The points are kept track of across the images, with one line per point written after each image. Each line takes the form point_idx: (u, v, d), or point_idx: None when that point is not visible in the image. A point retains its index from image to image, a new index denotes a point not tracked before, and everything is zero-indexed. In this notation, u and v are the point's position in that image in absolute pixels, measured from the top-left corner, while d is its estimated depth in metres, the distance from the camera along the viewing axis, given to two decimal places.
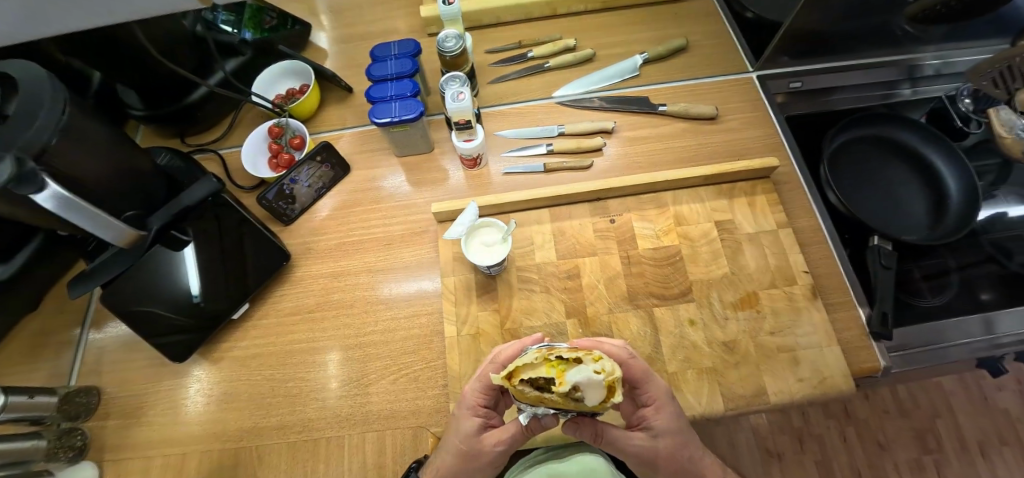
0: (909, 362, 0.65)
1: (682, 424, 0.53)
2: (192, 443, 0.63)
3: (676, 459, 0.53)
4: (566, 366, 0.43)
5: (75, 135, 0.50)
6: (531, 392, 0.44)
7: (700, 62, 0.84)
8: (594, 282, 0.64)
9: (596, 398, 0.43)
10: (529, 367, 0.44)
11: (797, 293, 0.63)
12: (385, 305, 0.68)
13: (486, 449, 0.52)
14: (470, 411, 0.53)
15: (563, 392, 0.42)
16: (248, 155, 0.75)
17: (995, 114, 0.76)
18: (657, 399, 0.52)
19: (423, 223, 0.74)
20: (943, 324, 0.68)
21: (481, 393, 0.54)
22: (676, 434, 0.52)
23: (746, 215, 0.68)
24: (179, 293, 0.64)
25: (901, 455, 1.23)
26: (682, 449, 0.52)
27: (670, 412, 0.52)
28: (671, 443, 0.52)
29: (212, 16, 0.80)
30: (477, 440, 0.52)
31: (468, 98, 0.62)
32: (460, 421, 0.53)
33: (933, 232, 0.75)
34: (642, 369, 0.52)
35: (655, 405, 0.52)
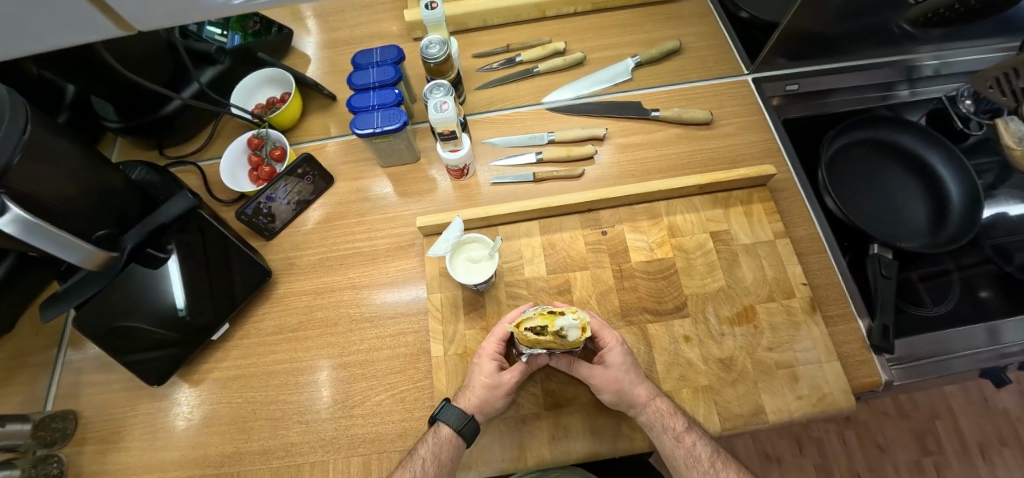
0: (912, 375, 0.63)
1: (628, 359, 0.54)
2: (171, 469, 0.61)
3: (622, 392, 0.52)
4: (557, 314, 0.48)
5: (38, 153, 0.47)
6: (530, 335, 0.46)
7: (694, 65, 0.82)
8: (585, 297, 0.62)
9: (580, 341, 0.47)
10: (527, 318, 0.48)
11: (796, 306, 0.61)
12: (371, 323, 0.66)
13: (509, 382, 0.54)
14: (490, 355, 0.57)
15: (555, 332, 0.46)
16: (228, 170, 0.73)
17: (1005, 125, 0.74)
18: (603, 331, 0.55)
19: (410, 236, 0.72)
20: (947, 333, 0.66)
21: (498, 341, 0.57)
22: (625, 371, 0.53)
23: (743, 225, 0.66)
24: (164, 305, 0.63)
25: (901, 458, 1.22)
26: (627, 380, 0.53)
27: (621, 349, 0.55)
28: (620, 374, 0.53)
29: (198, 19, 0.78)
30: (499, 376, 0.55)
31: (451, 108, 0.59)
32: (481, 364, 0.56)
33: (935, 238, 0.73)
34: (599, 320, 0.57)
35: (607, 345, 0.55)
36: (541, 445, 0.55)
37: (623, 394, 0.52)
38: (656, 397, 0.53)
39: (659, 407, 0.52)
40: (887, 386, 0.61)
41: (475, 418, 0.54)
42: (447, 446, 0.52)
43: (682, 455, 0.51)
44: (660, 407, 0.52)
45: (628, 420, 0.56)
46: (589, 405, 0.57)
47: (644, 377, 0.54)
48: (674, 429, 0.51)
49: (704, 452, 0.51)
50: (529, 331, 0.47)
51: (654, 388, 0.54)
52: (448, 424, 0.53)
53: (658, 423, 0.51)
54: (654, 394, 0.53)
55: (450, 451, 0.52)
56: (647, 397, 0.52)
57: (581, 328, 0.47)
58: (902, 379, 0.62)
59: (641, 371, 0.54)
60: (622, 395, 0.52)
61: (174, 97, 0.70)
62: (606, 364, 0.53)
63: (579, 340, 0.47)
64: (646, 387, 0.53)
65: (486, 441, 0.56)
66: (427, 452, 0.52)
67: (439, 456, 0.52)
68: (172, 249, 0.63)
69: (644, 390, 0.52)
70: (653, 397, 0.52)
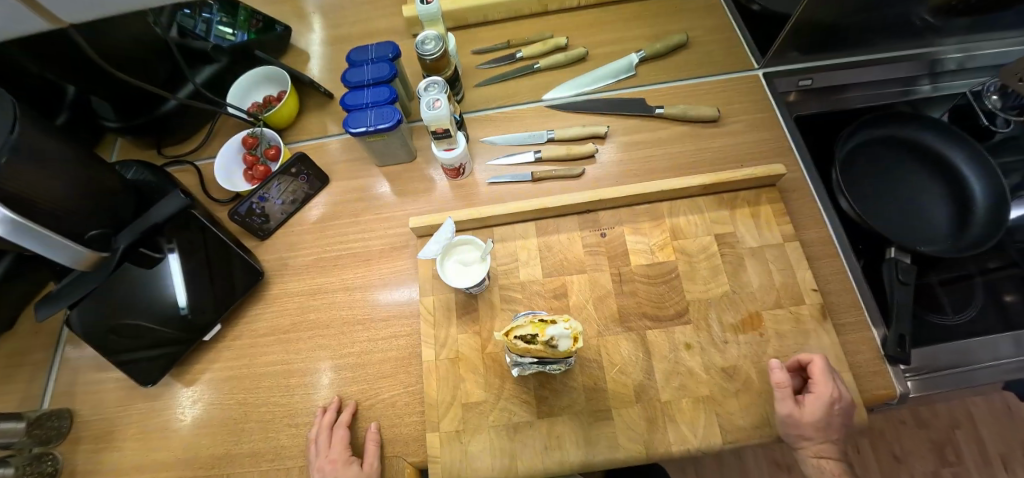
0: (931, 386, 0.59)
1: (831, 418, 0.50)
2: (162, 470, 0.61)
3: (799, 437, 0.51)
4: (549, 322, 0.45)
5: (28, 154, 0.47)
6: (520, 345, 0.44)
7: (701, 60, 0.79)
8: (583, 301, 0.60)
9: (572, 352, 0.44)
10: (518, 325, 0.46)
11: (805, 313, 0.57)
12: (363, 325, 0.65)
13: (375, 463, 0.55)
14: (342, 462, 0.53)
15: (545, 342, 0.43)
16: (222, 167, 0.72)
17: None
18: (820, 383, 0.50)
19: (404, 236, 0.70)
20: (967, 343, 0.62)
21: (341, 442, 0.55)
22: (818, 424, 0.50)
23: (750, 227, 0.62)
24: (166, 303, 0.62)
25: (919, 468, 1.17)
26: (811, 433, 0.51)
27: (834, 407, 0.50)
28: (808, 426, 0.50)
29: (210, 16, 0.79)
30: (365, 468, 0.54)
31: (444, 105, 0.58)
32: (342, 475, 0.52)
33: (956, 242, 0.68)
34: (826, 371, 0.51)
35: (818, 396, 0.50)
36: (533, 455, 0.53)
37: (799, 437, 0.51)
38: (824, 457, 0.52)
39: (822, 466, 0.52)
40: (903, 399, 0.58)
41: None
42: None
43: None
44: (826, 466, 0.52)
45: (625, 431, 0.53)
46: (582, 414, 0.54)
47: (829, 438, 0.51)
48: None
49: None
50: (519, 339, 0.45)
51: (829, 450, 0.52)
52: None
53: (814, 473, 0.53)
54: (825, 455, 0.52)
55: None
56: (814, 453, 0.52)
57: (573, 338, 0.44)
58: (921, 391, 0.58)
59: (832, 432, 0.51)
60: (797, 439, 0.52)
61: (172, 97, 0.71)
62: (800, 409, 0.50)
63: (571, 350, 0.44)
64: (820, 444, 0.52)
65: (476, 449, 0.54)
66: None
67: None
68: (171, 247, 0.63)
69: (813, 448, 0.52)
70: (820, 456, 0.52)
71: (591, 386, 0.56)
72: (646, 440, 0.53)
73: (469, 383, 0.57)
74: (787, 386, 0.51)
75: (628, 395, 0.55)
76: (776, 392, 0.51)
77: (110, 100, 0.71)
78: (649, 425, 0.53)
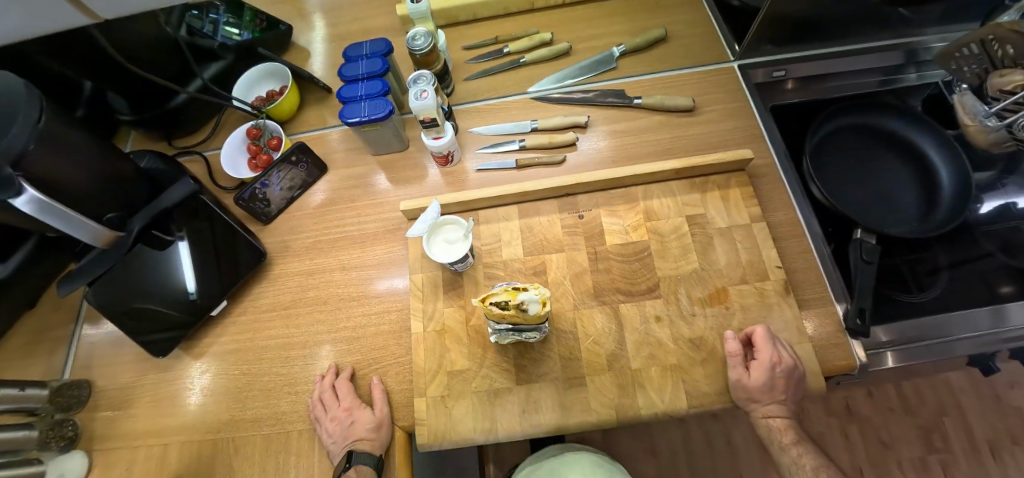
0: (912, 356, 0.63)
1: (776, 382, 0.55)
2: (173, 435, 0.66)
3: (749, 401, 0.56)
4: (521, 289, 0.50)
5: (53, 142, 0.52)
6: (495, 310, 0.49)
7: (679, 53, 0.83)
8: (561, 277, 0.64)
9: (542, 315, 0.50)
10: (493, 293, 0.50)
11: (769, 288, 0.61)
12: (358, 302, 0.70)
13: (386, 411, 0.61)
14: (353, 407, 0.60)
15: (516, 305, 0.48)
16: (229, 155, 0.77)
17: (960, 100, 0.71)
18: (763, 349, 0.55)
19: (397, 220, 0.75)
20: (949, 316, 0.65)
21: (348, 392, 0.61)
22: (764, 387, 0.54)
23: (719, 209, 0.66)
24: (176, 289, 0.68)
25: (905, 454, 1.19)
26: (758, 395, 0.55)
27: (778, 371, 0.54)
28: (755, 390, 0.54)
29: (217, 18, 0.85)
30: (376, 412, 0.60)
31: (431, 96, 0.62)
32: (356, 416, 0.59)
33: (924, 223, 0.71)
34: (768, 339, 0.56)
35: (760, 362, 0.55)
36: (512, 418, 0.57)
37: (752, 401, 0.55)
38: (773, 416, 0.57)
39: (771, 424, 0.57)
40: (884, 366, 0.63)
41: (377, 453, 0.58)
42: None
43: (784, 460, 0.58)
44: (774, 424, 0.57)
45: (597, 395, 0.57)
46: (558, 381, 0.59)
47: (776, 400, 0.56)
48: (778, 439, 0.57)
49: (809, 464, 0.56)
50: (494, 306, 0.49)
51: (778, 411, 0.57)
52: (364, 465, 0.55)
53: (765, 430, 0.58)
54: (773, 415, 0.56)
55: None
56: (763, 414, 0.57)
57: (542, 302, 0.49)
58: (900, 361, 0.63)
59: (779, 394, 0.55)
60: (747, 402, 0.56)
61: (181, 91, 0.77)
62: (748, 374, 0.55)
63: (541, 313, 0.49)
64: (768, 406, 0.56)
65: (458, 413, 0.58)
66: None
67: None
68: (182, 234, 0.69)
69: (762, 409, 0.56)
70: (769, 416, 0.57)
71: (566, 356, 0.60)
72: (616, 404, 0.57)
73: (453, 353, 0.61)
74: (739, 355, 0.55)
75: (601, 363, 0.59)
76: (729, 361, 0.55)
77: (127, 95, 0.78)
78: (620, 391, 0.57)
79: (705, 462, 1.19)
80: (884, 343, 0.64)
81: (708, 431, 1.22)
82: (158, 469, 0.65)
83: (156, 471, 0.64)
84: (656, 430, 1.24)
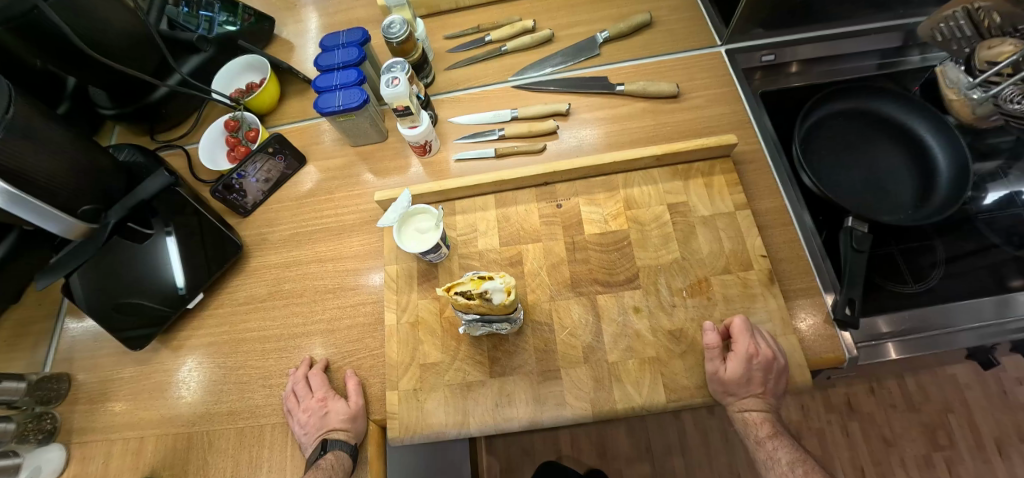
0: (911, 348, 0.60)
1: (755, 374, 0.53)
2: (149, 427, 0.66)
3: (725, 394, 0.54)
4: (486, 278, 0.49)
5: (20, 133, 0.52)
6: (460, 300, 0.48)
7: (665, 38, 0.80)
8: (537, 268, 0.62)
9: (507, 304, 0.48)
10: (459, 282, 0.49)
11: (752, 278, 0.59)
12: (333, 294, 0.69)
13: (361, 401, 0.60)
14: (327, 397, 0.59)
15: (480, 294, 0.48)
16: (206, 147, 0.76)
17: (945, 73, 0.71)
18: (740, 341, 0.53)
19: (375, 211, 0.74)
20: (951, 306, 0.63)
21: (320, 383, 0.60)
22: (742, 379, 0.52)
23: (702, 197, 0.64)
24: (164, 284, 0.68)
25: (909, 452, 1.15)
26: (735, 388, 0.53)
27: (756, 363, 0.52)
28: (732, 383, 0.52)
29: (211, 16, 0.84)
30: (351, 403, 0.59)
31: (402, 83, 0.60)
32: (330, 405, 0.58)
33: (920, 209, 0.69)
34: (746, 329, 0.54)
35: (738, 354, 0.52)
36: (483, 411, 0.56)
37: (730, 393, 0.53)
38: (750, 410, 0.54)
39: (748, 418, 0.55)
40: (885, 358, 0.60)
41: (352, 442, 0.57)
42: (336, 469, 0.53)
43: (761, 456, 0.55)
44: (752, 417, 0.55)
45: (572, 387, 0.55)
46: (532, 374, 0.57)
47: (754, 392, 0.54)
48: (754, 434, 0.55)
49: (785, 460, 0.53)
50: (460, 295, 0.49)
51: (757, 404, 0.55)
52: (338, 452, 0.54)
53: (741, 424, 0.56)
54: (750, 408, 0.54)
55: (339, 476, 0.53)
56: (740, 407, 0.55)
57: (507, 291, 0.48)
58: (902, 353, 0.60)
59: (756, 386, 0.53)
60: (724, 396, 0.54)
61: (160, 84, 0.77)
62: (724, 366, 0.53)
63: (506, 303, 0.48)
64: (745, 399, 0.54)
65: (430, 406, 0.57)
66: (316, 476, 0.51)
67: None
68: (169, 231, 0.69)
69: (739, 403, 0.54)
70: (746, 410, 0.55)
71: (541, 348, 0.58)
72: (592, 398, 0.54)
73: (426, 345, 0.60)
74: (717, 347, 0.53)
75: (577, 356, 0.57)
76: (706, 352, 0.53)
77: (107, 88, 0.77)
78: (596, 384, 0.55)
79: (701, 460, 1.17)
80: (884, 334, 0.61)
81: (704, 427, 1.20)
82: (133, 462, 0.64)
83: (132, 463, 0.64)
84: (651, 427, 1.22)
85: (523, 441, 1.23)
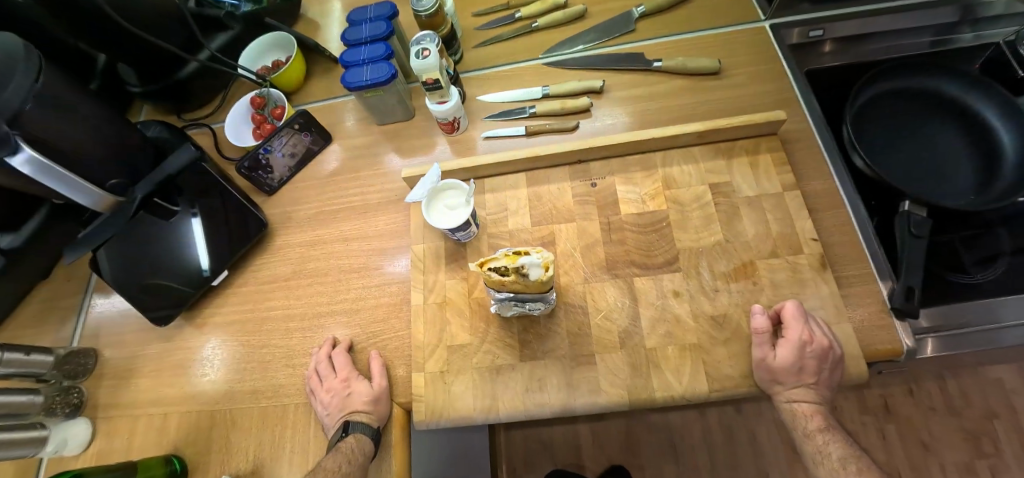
0: (954, 346, 0.55)
1: (808, 363, 0.49)
2: (173, 404, 0.65)
3: (773, 383, 0.50)
4: (522, 253, 0.46)
5: (51, 102, 0.51)
6: (494, 276, 0.46)
7: (704, 13, 0.77)
8: (570, 249, 0.60)
9: (544, 281, 0.46)
10: (493, 258, 0.46)
11: (803, 262, 0.55)
12: (358, 274, 0.67)
13: (385, 384, 0.58)
14: (351, 378, 0.57)
15: (516, 269, 0.45)
16: (232, 124, 0.76)
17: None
18: (793, 327, 0.49)
19: (401, 190, 0.72)
20: (1015, 298, 0.57)
21: (344, 363, 0.59)
22: (794, 368, 0.49)
23: (746, 176, 0.60)
24: (188, 265, 0.67)
25: (950, 458, 1.09)
26: (785, 377, 0.50)
27: (811, 350, 0.48)
28: (781, 372, 0.49)
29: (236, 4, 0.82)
30: (375, 385, 0.57)
31: (433, 55, 0.58)
32: (354, 386, 0.56)
33: (983, 195, 0.63)
34: (800, 315, 0.50)
35: (791, 341, 0.49)
36: (514, 395, 0.53)
37: (778, 383, 0.50)
38: (799, 401, 0.51)
39: (796, 409, 0.51)
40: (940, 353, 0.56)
41: (375, 426, 0.54)
42: (357, 452, 0.51)
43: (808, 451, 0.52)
44: (801, 408, 0.51)
45: (607, 373, 0.52)
46: (564, 359, 0.54)
47: (804, 382, 0.50)
48: (802, 425, 0.51)
49: (835, 455, 0.48)
50: (494, 271, 0.46)
51: (807, 395, 0.51)
52: (360, 436, 0.52)
53: (787, 415, 0.52)
54: (800, 398, 0.51)
55: (361, 461, 0.50)
56: (788, 397, 0.51)
57: (544, 267, 0.45)
58: (944, 350, 0.55)
59: (808, 376, 0.50)
60: (771, 385, 0.50)
61: (187, 60, 0.76)
62: (773, 353, 0.49)
63: (543, 279, 0.46)
64: (794, 389, 0.51)
65: (458, 389, 0.55)
66: (337, 461, 0.49)
67: (352, 465, 0.49)
68: (194, 212, 0.68)
69: (787, 392, 0.51)
70: (794, 400, 0.51)
71: (574, 331, 0.55)
72: (629, 385, 0.51)
73: (454, 327, 0.58)
74: (766, 332, 0.50)
75: (613, 341, 0.54)
76: (754, 338, 0.50)
77: (136, 66, 0.77)
78: (634, 371, 0.52)
79: (727, 459, 1.13)
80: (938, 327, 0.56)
81: (731, 425, 1.15)
82: (156, 440, 0.63)
83: (155, 440, 0.63)
84: (675, 423, 1.18)
85: (542, 434, 1.21)
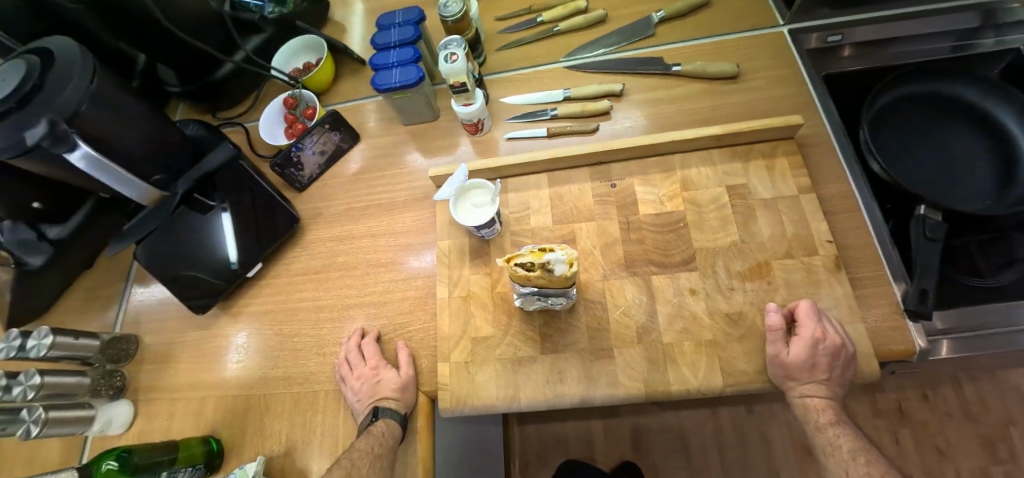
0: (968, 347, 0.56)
1: (820, 360, 0.51)
2: (209, 389, 0.69)
3: (787, 379, 0.52)
4: (547, 250, 0.49)
5: (105, 103, 0.54)
6: (520, 271, 0.48)
7: (723, 18, 0.78)
8: (590, 247, 0.62)
9: (568, 276, 0.48)
10: (519, 254, 0.49)
11: (818, 263, 0.56)
12: (385, 268, 0.70)
13: (412, 373, 0.61)
14: (380, 366, 0.60)
15: (542, 265, 0.48)
16: (266, 124, 0.80)
17: None
18: (806, 325, 0.51)
19: (426, 189, 0.75)
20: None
21: (373, 352, 0.62)
22: (807, 364, 0.50)
23: (763, 179, 0.62)
24: (219, 258, 0.70)
25: (965, 464, 1.09)
26: (797, 373, 0.51)
27: (823, 348, 0.50)
28: (794, 368, 0.51)
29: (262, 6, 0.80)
30: (402, 374, 0.60)
31: (461, 59, 0.60)
32: (383, 374, 0.59)
33: (1000, 200, 0.64)
34: (814, 314, 0.52)
35: (804, 338, 0.51)
36: (535, 386, 0.56)
37: (791, 378, 0.52)
38: (811, 396, 0.53)
39: (808, 403, 0.53)
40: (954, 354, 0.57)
41: (402, 412, 0.58)
42: (386, 436, 0.54)
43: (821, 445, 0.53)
44: (813, 403, 0.53)
45: (626, 366, 0.55)
46: (584, 352, 0.56)
47: (816, 378, 0.52)
48: (813, 419, 0.53)
49: (845, 447, 0.50)
50: (520, 267, 0.49)
51: (819, 390, 0.53)
52: (388, 422, 0.55)
53: (800, 410, 0.54)
54: (812, 394, 0.52)
55: (389, 444, 0.53)
56: (801, 392, 0.53)
57: (569, 263, 0.48)
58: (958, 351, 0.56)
59: (820, 372, 0.51)
60: (784, 381, 0.52)
61: (223, 61, 0.80)
62: (787, 349, 0.51)
63: (567, 275, 0.48)
64: (807, 384, 0.52)
65: (482, 379, 0.57)
66: (368, 444, 0.52)
67: (382, 449, 0.52)
68: (223, 206, 0.71)
69: (800, 388, 0.52)
70: (806, 396, 0.53)
71: (594, 326, 0.58)
72: (646, 378, 0.53)
73: (478, 320, 0.61)
74: (780, 329, 0.51)
75: (631, 336, 0.56)
76: (768, 335, 0.52)
77: (175, 67, 0.81)
78: (651, 365, 0.54)
79: (737, 457, 1.14)
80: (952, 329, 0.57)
81: (742, 425, 1.17)
82: (193, 422, 0.67)
83: (192, 423, 0.67)
84: (685, 421, 1.19)
85: (555, 430, 1.23)
